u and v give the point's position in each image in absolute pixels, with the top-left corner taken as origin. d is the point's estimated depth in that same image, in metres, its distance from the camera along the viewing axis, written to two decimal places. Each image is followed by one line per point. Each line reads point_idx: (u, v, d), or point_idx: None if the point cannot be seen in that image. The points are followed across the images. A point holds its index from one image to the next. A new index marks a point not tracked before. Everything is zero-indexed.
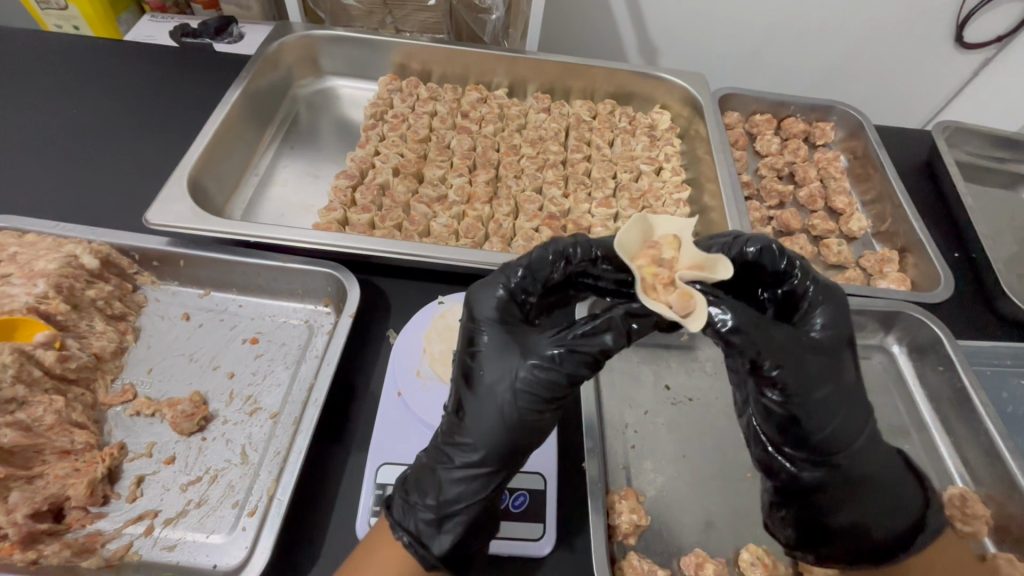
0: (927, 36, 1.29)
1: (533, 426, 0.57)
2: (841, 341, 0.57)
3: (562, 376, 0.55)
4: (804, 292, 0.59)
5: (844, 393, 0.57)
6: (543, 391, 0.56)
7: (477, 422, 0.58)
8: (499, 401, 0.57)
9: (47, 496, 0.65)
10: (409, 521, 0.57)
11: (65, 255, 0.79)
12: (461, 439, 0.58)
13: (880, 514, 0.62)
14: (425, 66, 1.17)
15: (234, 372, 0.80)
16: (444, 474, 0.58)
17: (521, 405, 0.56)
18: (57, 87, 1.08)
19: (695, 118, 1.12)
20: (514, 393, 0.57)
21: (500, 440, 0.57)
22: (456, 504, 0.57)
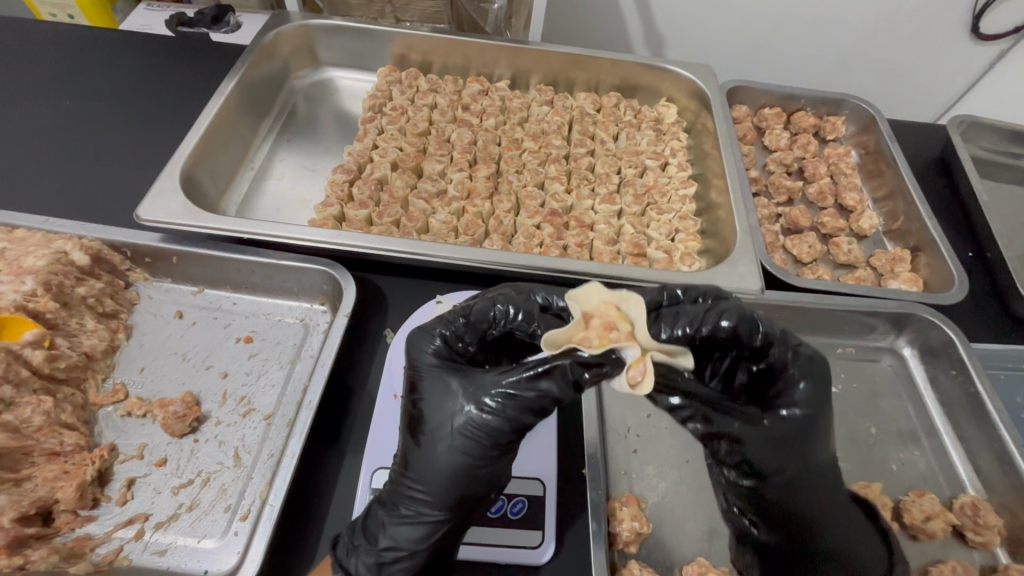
0: (943, 27, 1.25)
1: (477, 472, 0.55)
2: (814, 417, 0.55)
3: (505, 423, 0.53)
4: (787, 365, 0.54)
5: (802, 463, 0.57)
6: (485, 437, 0.54)
7: (421, 469, 0.56)
8: (442, 449, 0.56)
9: (34, 500, 0.64)
10: (354, 565, 0.57)
11: (54, 251, 0.77)
12: (406, 484, 0.57)
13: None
14: (425, 57, 1.14)
15: (227, 372, 0.78)
16: (391, 518, 0.57)
17: (463, 453, 0.55)
18: (49, 78, 1.05)
19: (702, 112, 1.09)
20: (455, 439, 0.55)
21: (445, 488, 0.56)
22: (403, 547, 0.57)
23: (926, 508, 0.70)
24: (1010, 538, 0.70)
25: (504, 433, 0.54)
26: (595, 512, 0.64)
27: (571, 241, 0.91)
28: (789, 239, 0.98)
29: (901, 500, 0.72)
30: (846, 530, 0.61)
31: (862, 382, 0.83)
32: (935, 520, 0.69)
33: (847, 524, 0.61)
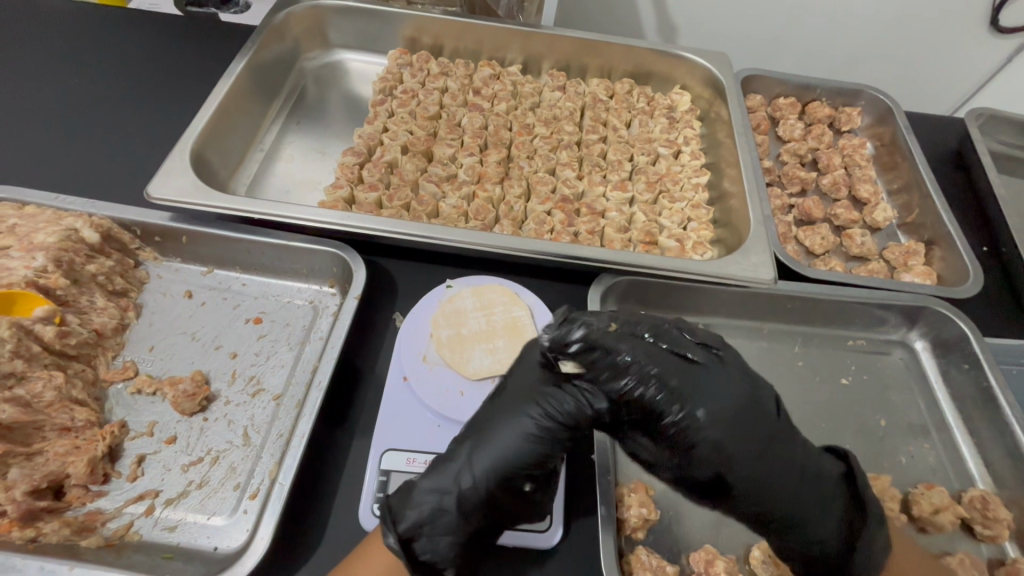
0: (962, 18, 1.22)
1: (543, 457, 0.58)
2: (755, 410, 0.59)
3: (583, 412, 0.58)
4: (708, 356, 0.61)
5: (734, 436, 0.57)
6: (559, 422, 0.58)
7: (482, 446, 0.59)
8: (513, 422, 0.59)
9: (46, 473, 0.64)
10: (404, 502, 0.58)
11: (65, 228, 0.77)
12: (462, 460, 0.59)
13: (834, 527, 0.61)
14: (436, 40, 1.13)
15: (237, 352, 0.78)
16: (442, 485, 0.58)
17: (533, 438, 0.58)
18: (58, 55, 1.05)
19: (716, 100, 1.07)
20: (524, 420, 0.58)
21: (506, 454, 0.58)
22: (450, 520, 0.57)
23: (937, 501, 0.70)
24: (1019, 532, 0.70)
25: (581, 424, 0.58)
26: (604, 498, 0.64)
27: (582, 228, 0.91)
28: (801, 231, 0.97)
29: (911, 492, 0.72)
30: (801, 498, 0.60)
31: (873, 374, 0.83)
32: (943, 513, 0.69)
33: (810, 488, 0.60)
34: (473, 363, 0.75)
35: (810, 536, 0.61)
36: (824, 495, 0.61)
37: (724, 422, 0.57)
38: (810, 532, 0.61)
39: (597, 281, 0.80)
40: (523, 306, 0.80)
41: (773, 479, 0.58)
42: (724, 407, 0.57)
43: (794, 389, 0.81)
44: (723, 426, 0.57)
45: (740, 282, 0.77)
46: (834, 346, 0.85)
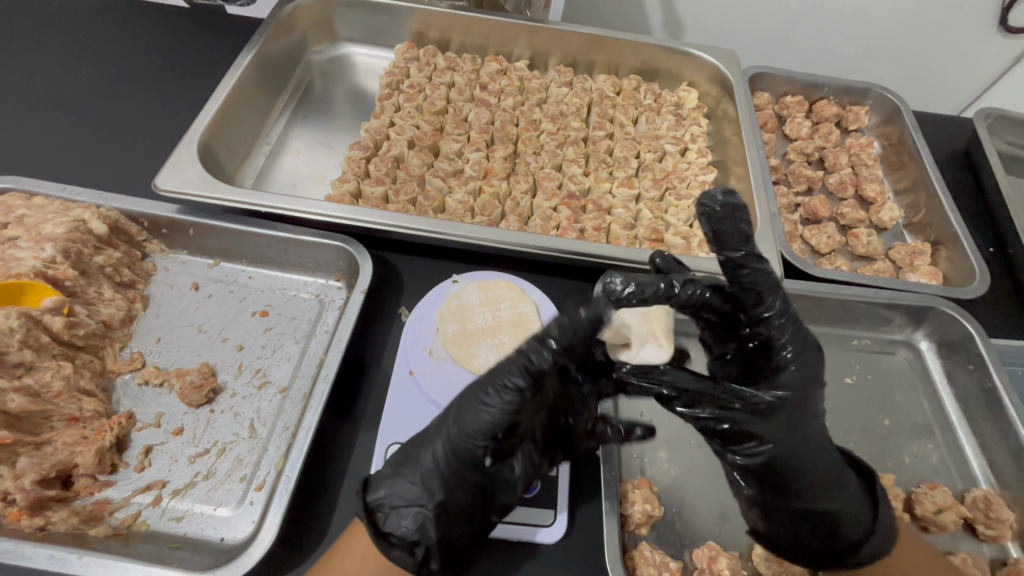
0: (971, 18, 1.22)
1: (493, 426, 0.57)
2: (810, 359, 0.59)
3: (522, 377, 0.57)
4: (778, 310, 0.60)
5: (810, 379, 0.59)
6: (499, 382, 0.58)
7: (442, 418, 0.60)
8: (465, 392, 0.60)
9: (55, 463, 0.65)
10: (377, 478, 0.59)
11: (73, 220, 0.77)
12: (428, 434, 0.60)
13: (844, 508, 0.61)
14: (443, 35, 1.13)
15: (243, 345, 0.79)
16: (408, 461, 0.59)
17: (477, 402, 0.58)
18: (65, 47, 1.05)
19: (723, 98, 1.07)
20: (471, 387, 0.59)
21: (459, 424, 0.58)
22: (413, 491, 0.57)
23: (939, 500, 0.70)
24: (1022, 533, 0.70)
25: (523, 385, 0.57)
26: (608, 494, 0.64)
27: (588, 225, 0.91)
28: (807, 230, 0.97)
29: (914, 492, 0.72)
30: (829, 463, 0.61)
31: (878, 374, 0.83)
32: (946, 512, 0.69)
33: (823, 462, 0.60)
34: (479, 358, 0.75)
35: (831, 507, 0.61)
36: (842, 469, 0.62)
37: (809, 358, 0.59)
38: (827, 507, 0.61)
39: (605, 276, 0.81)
40: (529, 302, 0.81)
41: (818, 436, 0.60)
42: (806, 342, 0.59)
43: None
44: (796, 364, 0.59)
45: None
46: (839, 345, 0.85)
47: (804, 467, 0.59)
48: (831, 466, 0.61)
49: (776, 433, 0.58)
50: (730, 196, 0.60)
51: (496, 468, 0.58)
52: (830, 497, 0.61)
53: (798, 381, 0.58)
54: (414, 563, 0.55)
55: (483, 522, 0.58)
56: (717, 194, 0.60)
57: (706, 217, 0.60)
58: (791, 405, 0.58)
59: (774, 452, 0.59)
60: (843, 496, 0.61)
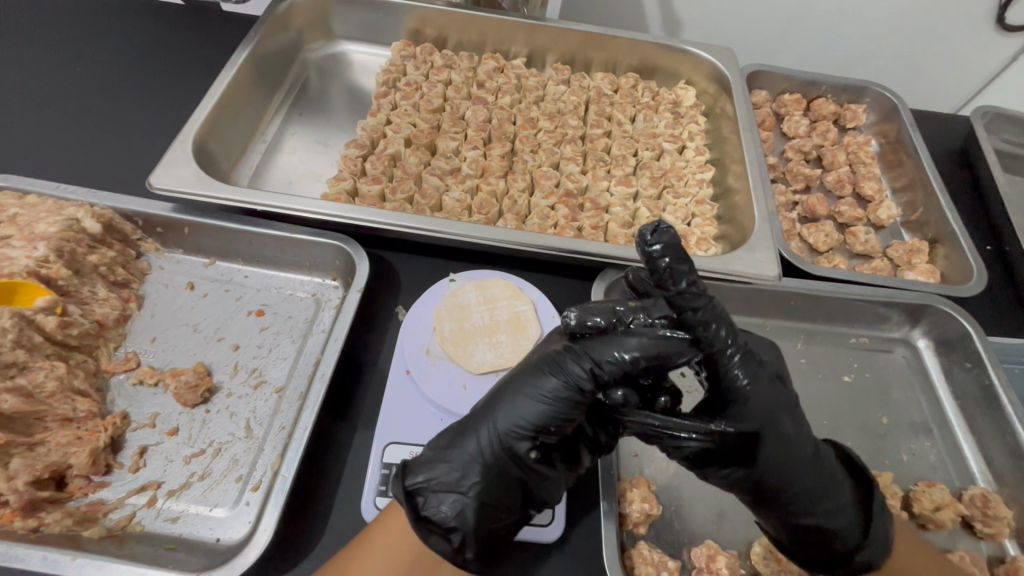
0: (968, 16, 1.22)
1: (548, 420, 0.55)
2: (771, 383, 0.56)
3: (588, 375, 0.55)
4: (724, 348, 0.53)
5: (767, 404, 0.55)
6: (559, 376, 0.56)
7: (487, 406, 0.58)
8: (518, 381, 0.58)
9: (49, 464, 0.64)
10: (416, 464, 0.58)
11: (67, 219, 0.77)
12: (471, 422, 0.59)
13: (838, 517, 0.59)
14: (440, 32, 1.12)
15: (239, 344, 0.78)
16: (450, 447, 0.58)
17: (531, 395, 0.56)
18: (58, 44, 1.04)
19: (720, 96, 1.07)
20: (524, 379, 0.57)
21: (511, 415, 0.56)
22: (453, 477, 0.56)
23: (936, 498, 0.70)
24: (1020, 531, 0.70)
25: (586, 385, 0.55)
26: (606, 493, 0.64)
27: (586, 223, 0.90)
28: (805, 228, 0.97)
29: (912, 490, 0.72)
30: (816, 475, 0.58)
31: (875, 372, 0.83)
32: (945, 510, 0.69)
33: (806, 474, 0.58)
34: (477, 358, 0.75)
35: (828, 515, 0.59)
36: (835, 475, 0.60)
37: (765, 385, 0.55)
38: (821, 516, 0.59)
39: (602, 274, 0.80)
40: (526, 300, 0.80)
41: (801, 453, 0.57)
42: (765, 368, 0.56)
43: (796, 385, 0.81)
44: (760, 390, 0.55)
45: (745, 278, 0.77)
46: (837, 343, 0.85)
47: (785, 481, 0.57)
48: (815, 477, 0.58)
49: (739, 459, 0.57)
50: (663, 231, 0.49)
51: (542, 463, 0.57)
52: (818, 506, 0.59)
53: (757, 409, 0.55)
54: (451, 550, 0.54)
55: (521, 514, 0.57)
56: (649, 233, 0.49)
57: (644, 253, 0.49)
58: (753, 432, 0.55)
59: (742, 476, 0.58)
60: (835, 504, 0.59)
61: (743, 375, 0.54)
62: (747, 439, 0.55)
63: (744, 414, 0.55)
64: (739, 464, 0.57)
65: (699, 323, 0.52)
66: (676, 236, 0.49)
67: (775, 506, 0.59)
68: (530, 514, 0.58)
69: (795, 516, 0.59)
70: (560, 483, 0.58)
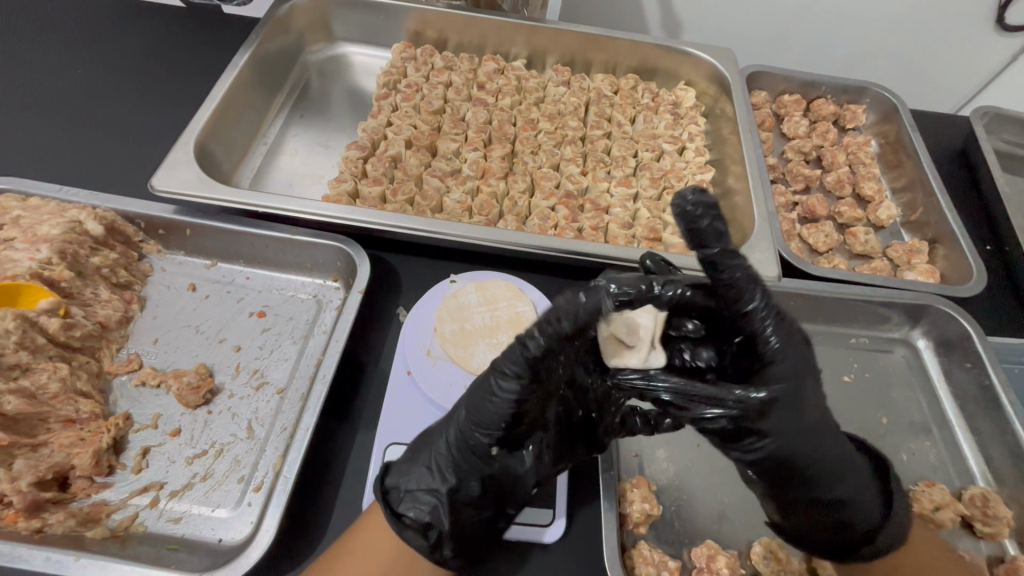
0: (968, 16, 1.22)
1: (493, 411, 0.55)
2: (801, 352, 0.57)
3: (522, 364, 0.53)
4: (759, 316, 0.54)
5: (799, 367, 0.56)
6: (502, 371, 0.54)
7: (455, 410, 0.60)
8: (476, 381, 0.60)
9: (52, 465, 0.64)
10: (393, 467, 0.60)
11: (69, 221, 0.77)
12: (439, 426, 0.61)
13: (850, 494, 0.63)
14: (441, 34, 1.12)
15: (241, 345, 0.79)
16: (423, 450, 0.60)
17: (481, 393, 0.56)
18: (60, 46, 1.04)
19: (720, 96, 1.07)
20: (477, 378, 0.58)
21: (469, 412, 0.57)
22: (426, 476, 0.57)
23: (936, 498, 0.70)
24: (1019, 531, 0.70)
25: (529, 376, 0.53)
26: (607, 493, 0.64)
27: (586, 224, 0.91)
28: (805, 228, 0.97)
29: (911, 490, 0.72)
30: (836, 450, 0.61)
31: (875, 372, 0.83)
32: (945, 510, 0.70)
33: (828, 447, 0.60)
34: (478, 358, 0.75)
35: (844, 491, 0.62)
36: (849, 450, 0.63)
37: (795, 349, 0.56)
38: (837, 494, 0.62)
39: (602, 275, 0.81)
40: (527, 301, 0.80)
41: (827, 427, 0.59)
42: (797, 334, 0.57)
43: None
44: (792, 358, 0.56)
45: None
46: (837, 343, 0.85)
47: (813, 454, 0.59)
48: (834, 450, 0.61)
49: (772, 427, 0.56)
50: (702, 193, 0.51)
51: (512, 457, 0.58)
52: (836, 482, 0.62)
53: (789, 374, 0.55)
54: (428, 546, 0.54)
55: (496, 509, 0.57)
56: (689, 194, 0.51)
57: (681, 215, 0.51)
58: (787, 399, 0.55)
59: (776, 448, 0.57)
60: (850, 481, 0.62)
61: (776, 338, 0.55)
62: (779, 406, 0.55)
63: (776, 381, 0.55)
64: (773, 434, 0.57)
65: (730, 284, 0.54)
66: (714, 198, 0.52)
67: (801, 484, 0.61)
68: (507, 511, 0.58)
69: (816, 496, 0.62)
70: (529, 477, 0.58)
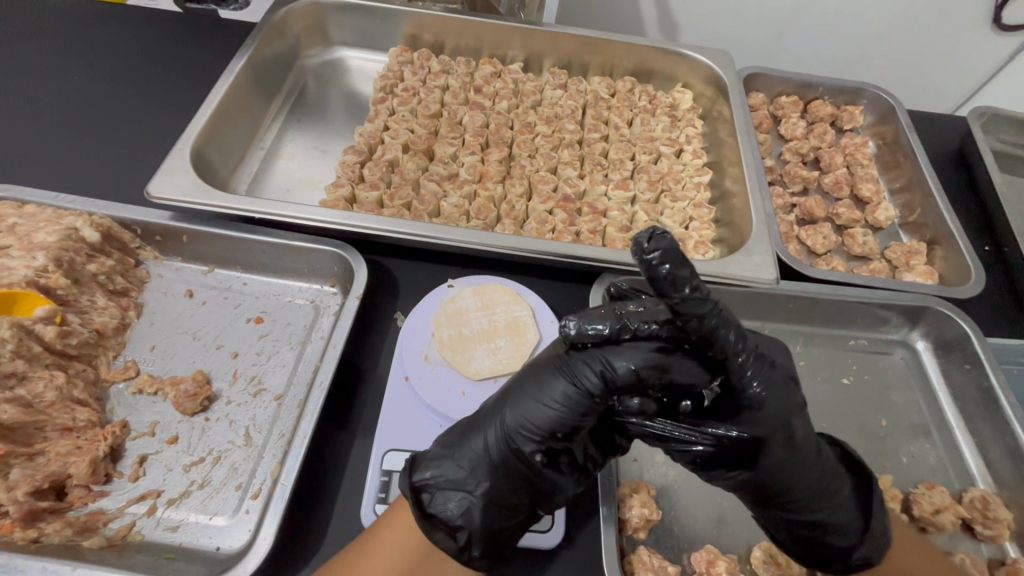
0: (965, 16, 1.22)
1: (553, 423, 0.55)
2: (782, 388, 0.54)
3: (598, 382, 0.54)
4: (740, 359, 0.51)
5: (779, 406, 0.53)
6: (572, 386, 0.55)
7: (497, 405, 0.59)
8: (528, 379, 0.58)
9: (48, 474, 0.64)
10: (422, 463, 0.58)
11: (65, 228, 0.77)
12: (481, 420, 0.59)
13: (837, 517, 0.59)
14: (437, 38, 1.12)
15: (238, 352, 0.78)
16: (461, 447, 0.58)
17: (542, 399, 0.55)
18: (56, 53, 1.04)
19: (718, 98, 1.07)
20: (535, 381, 0.57)
21: (521, 415, 0.56)
22: (460, 474, 0.56)
23: (936, 501, 0.70)
24: (1020, 533, 0.70)
25: (595, 391, 0.54)
26: (606, 498, 0.64)
27: (583, 227, 0.91)
28: (803, 230, 0.97)
29: (912, 492, 0.72)
30: (817, 475, 0.57)
31: (875, 374, 0.83)
32: (945, 513, 0.69)
33: (807, 472, 0.56)
34: (476, 364, 0.75)
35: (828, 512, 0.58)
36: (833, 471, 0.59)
37: (777, 391, 0.53)
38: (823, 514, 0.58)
39: (600, 278, 0.80)
40: (524, 306, 0.80)
41: (807, 458, 0.56)
42: (778, 371, 0.55)
43: None
44: (776, 393, 0.53)
45: (743, 282, 0.77)
46: (836, 345, 0.85)
47: (795, 481, 0.56)
48: (813, 474, 0.57)
49: (746, 463, 0.54)
50: (665, 235, 0.45)
51: (554, 464, 0.57)
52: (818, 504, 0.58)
53: (770, 415, 0.53)
54: (457, 549, 0.54)
55: (529, 514, 0.57)
56: (644, 240, 0.45)
57: (644, 266, 0.45)
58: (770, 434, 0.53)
59: (746, 478, 0.56)
60: (840, 501, 0.58)
61: (757, 383, 0.52)
62: (749, 443, 0.53)
63: (761, 417, 0.53)
64: (746, 467, 0.55)
65: (708, 331, 0.48)
66: (676, 241, 0.45)
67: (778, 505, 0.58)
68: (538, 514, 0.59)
69: (793, 516, 0.59)
70: (566, 482, 0.58)
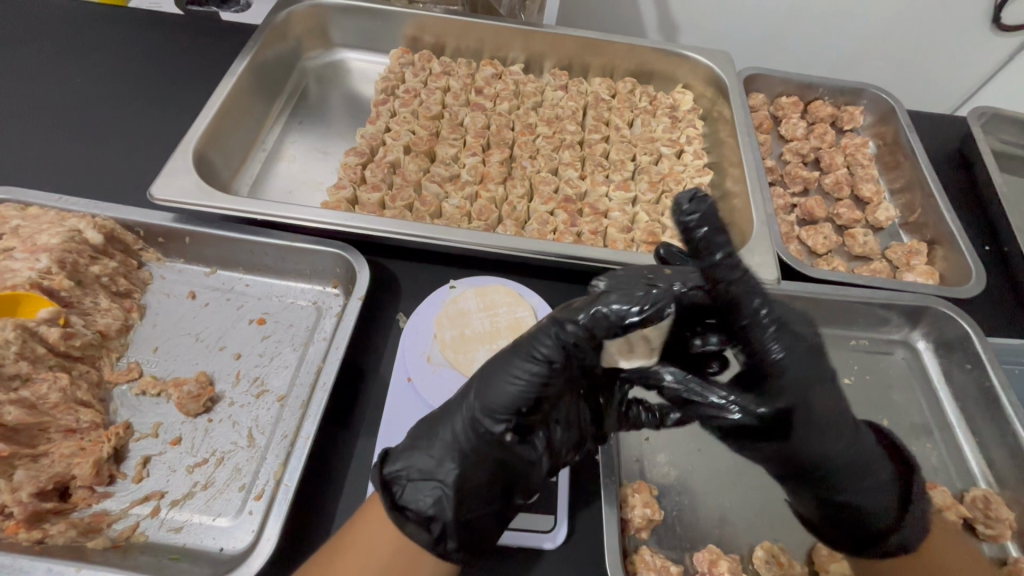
0: (964, 17, 1.22)
1: (517, 398, 0.57)
2: (806, 359, 0.61)
3: (559, 351, 0.57)
4: (762, 324, 0.60)
5: (804, 376, 0.61)
6: (532, 358, 0.57)
7: (462, 394, 0.60)
8: (490, 364, 0.60)
9: (52, 475, 0.64)
10: (393, 454, 0.58)
11: (68, 230, 0.77)
12: (446, 410, 0.60)
13: (870, 498, 0.65)
14: (438, 39, 1.12)
15: (241, 353, 0.79)
16: (430, 437, 0.58)
17: (505, 379, 0.58)
18: (58, 56, 1.04)
19: (718, 99, 1.07)
20: (497, 363, 0.59)
21: (487, 398, 0.58)
22: (430, 465, 0.57)
23: (938, 500, 0.71)
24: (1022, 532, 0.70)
25: (557, 359, 0.57)
26: (608, 498, 0.64)
27: (585, 228, 0.91)
28: (804, 230, 0.97)
29: None
30: (849, 453, 0.63)
31: (876, 374, 0.83)
32: (946, 512, 0.70)
33: (841, 450, 0.63)
34: (478, 365, 0.75)
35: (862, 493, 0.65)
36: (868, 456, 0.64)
37: (800, 360, 0.60)
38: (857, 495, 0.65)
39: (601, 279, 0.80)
40: (526, 307, 0.80)
41: (836, 435, 0.62)
42: (805, 342, 0.61)
43: None
44: (798, 363, 0.60)
45: None
46: (837, 345, 0.85)
47: (830, 457, 0.63)
48: (847, 452, 0.63)
49: (777, 434, 0.63)
50: (704, 199, 0.60)
51: (519, 443, 0.58)
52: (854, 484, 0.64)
53: (790, 384, 0.60)
54: (430, 540, 0.53)
55: (505, 502, 0.57)
56: (686, 199, 0.60)
57: (677, 217, 0.60)
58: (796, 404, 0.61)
59: (777, 450, 0.63)
60: (873, 483, 0.65)
61: (779, 348, 0.60)
62: (781, 411, 0.61)
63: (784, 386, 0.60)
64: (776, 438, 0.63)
65: (731, 295, 0.60)
66: (711, 205, 0.60)
67: (812, 483, 0.65)
68: (516, 504, 0.58)
69: (827, 495, 0.65)
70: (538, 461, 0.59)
